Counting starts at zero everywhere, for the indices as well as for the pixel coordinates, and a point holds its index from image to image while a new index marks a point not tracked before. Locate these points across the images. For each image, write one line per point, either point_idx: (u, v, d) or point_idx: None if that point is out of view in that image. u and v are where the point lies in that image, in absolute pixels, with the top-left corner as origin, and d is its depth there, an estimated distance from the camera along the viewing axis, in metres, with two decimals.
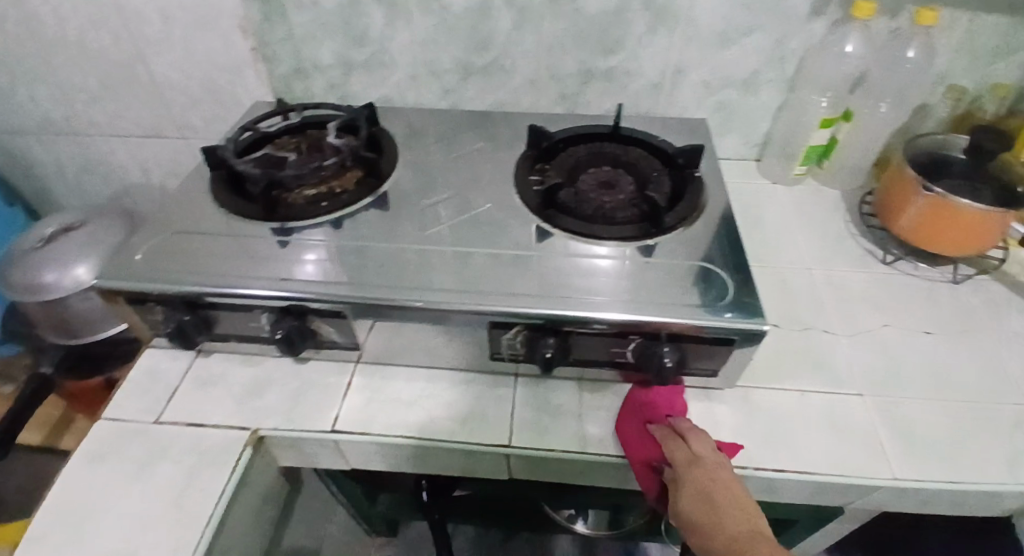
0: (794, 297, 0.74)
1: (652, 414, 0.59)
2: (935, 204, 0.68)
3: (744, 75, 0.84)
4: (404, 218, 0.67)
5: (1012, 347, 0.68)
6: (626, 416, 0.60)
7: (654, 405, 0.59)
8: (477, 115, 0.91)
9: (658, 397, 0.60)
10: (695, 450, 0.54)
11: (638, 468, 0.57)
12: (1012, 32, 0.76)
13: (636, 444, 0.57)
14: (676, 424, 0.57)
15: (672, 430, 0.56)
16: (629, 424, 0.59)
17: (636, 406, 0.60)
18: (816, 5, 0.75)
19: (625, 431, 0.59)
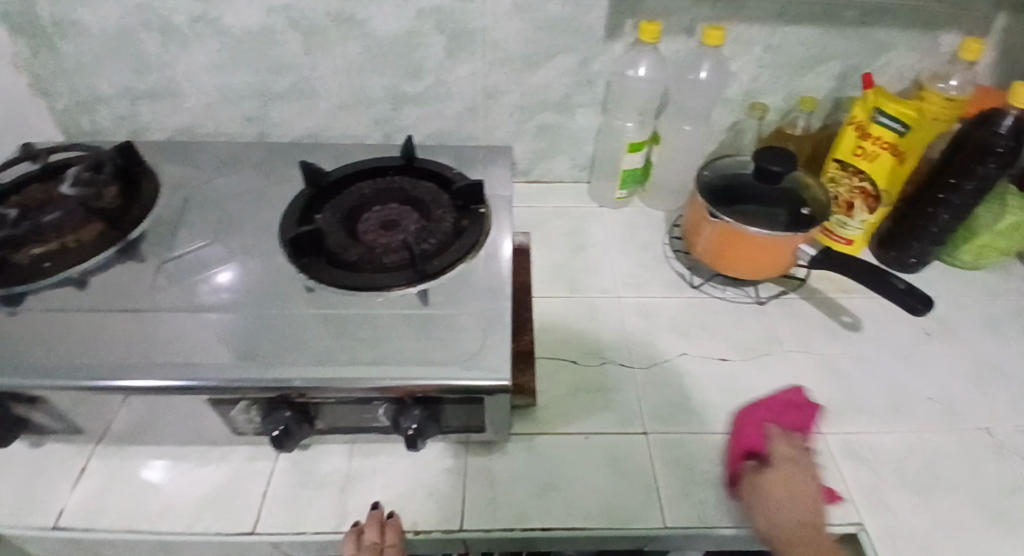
0: (602, 328, 0.72)
1: (774, 415, 0.60)
2: (725, 230, 0.68)
3: (556, 97, 0.83)
4: (155, 274, 0.61)
5: (809, 368, 0.68)
6: (746, 410, 0.60)
7: (783, 412, 0.60)
8: (286, 144, 0.85)
9: (804, 411, 0.60)
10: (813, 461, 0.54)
11: (738, 449, 0.57)
12: (810, 45, 0.76)
13: (742, 428, 0.58)
14: (792, 437, 0.57)
15: (799, 439, 0.57)
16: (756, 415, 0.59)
17: (769, 409, 0.60)
18: (609, 29, 0.75)
19: (748, 417, 0.59)
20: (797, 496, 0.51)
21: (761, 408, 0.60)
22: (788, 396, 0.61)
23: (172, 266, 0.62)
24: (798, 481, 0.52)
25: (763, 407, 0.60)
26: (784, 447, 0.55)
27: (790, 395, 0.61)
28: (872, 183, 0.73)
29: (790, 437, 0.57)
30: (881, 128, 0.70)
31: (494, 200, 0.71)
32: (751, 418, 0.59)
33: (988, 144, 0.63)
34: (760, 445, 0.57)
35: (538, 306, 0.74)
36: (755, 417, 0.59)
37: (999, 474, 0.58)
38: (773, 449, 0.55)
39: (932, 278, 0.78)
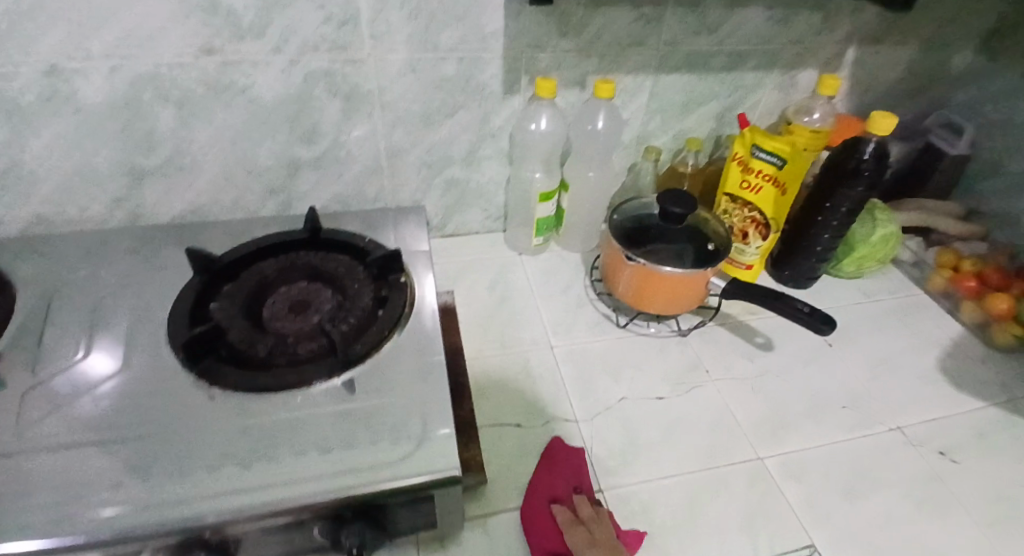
0: (540, 382, 0.70)
1: (555, 488, 0.57)
2: (643, 272, 0.71)
3: (462, 152, 0.83)
4: (19, 404, 0.49)
5: (738, 393, 0.71)
6: (529, 495, 0.56)
7: (556, 481, 0.57)
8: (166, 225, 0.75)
9: (560, 466, 0.59)
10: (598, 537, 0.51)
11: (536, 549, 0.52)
12: (687, 91, 0.83)
13: (534, 521, 0.54)
14: (579, 506, 0.55)
15: (585, 505, 0.55)
16: (536, 502, 0.56)
17: (545, 485, 0.57)
18: (506, 85, 0.76)
19: (532, 507, 0.55)
20: None
21: (538, 491, 0.56)
22: (574, 460, 0.60)
23: (34, 393, 0.50)
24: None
25: (539, 491, 0.56)
26: (578, 527, 0.52)
27: (570, 457, 0.60)
28: (761, 212, 0.80)
29: (581, 505, 0.55)
30: (762, 162, 0.77)
31: (412, 262, 0.68)
32: (535, 513, 0.54)
33: (856, 170, 0.72)
34: (558, 539, 0.52)
35: (473, 369, 0.71)
36: (544, 500, 0.56)
37: (909, 467, 0.64)
38: (569, 540, 0.51)
39: (821, 288, 0.87)
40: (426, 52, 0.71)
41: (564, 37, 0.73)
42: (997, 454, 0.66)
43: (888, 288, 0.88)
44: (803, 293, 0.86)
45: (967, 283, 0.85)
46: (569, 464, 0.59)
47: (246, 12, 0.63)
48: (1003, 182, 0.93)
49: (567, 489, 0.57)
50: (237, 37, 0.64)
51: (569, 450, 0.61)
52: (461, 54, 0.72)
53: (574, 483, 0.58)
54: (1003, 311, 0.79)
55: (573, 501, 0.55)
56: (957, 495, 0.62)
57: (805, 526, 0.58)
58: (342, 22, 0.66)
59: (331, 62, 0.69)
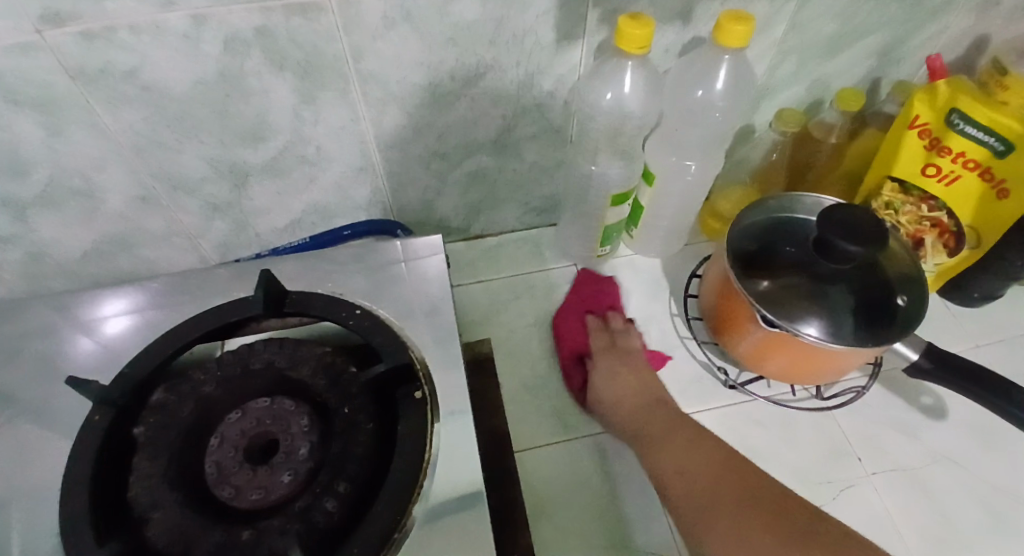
0: (622, 492, 0.49)
1: (592, 305, 0.60)
2: (780, 338, 0.47)
3: (491, 134, 0.55)
4: None
5: (901, 495, 0.50)
6: (562, 306, 0.60)
7: (595, 297, 0.60)
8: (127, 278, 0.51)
9: (598, 284, 0.61)
10: (623, 345, 0.56)
11: (565, 356, 0.56)
12: (858, 12, 0.51)
13: (569, 331, 0.58)
14: (609, 321, 0.58)
15: (615, 321, 0.58)
16: (571, 316, 0.59)
17: (581, 300, 0.60)
18: (562, 32, 0.46)
19: (567, 319, 0.59)
20: (621, 382, 0.52)
21: (573, 307, 0.60)
22: (607, 282, 0.62)
23: None
24: (624, 359, 0.54)
25: (574, 303, 0.60)
26: (603, 338, 0.57)
27: (603, 280, 0.62)
28: (950, 213, 0.54)
29: (609, 321, 0.58)
30: (967, 141, 0.50)
31: (424, 291, 0.47)
32: (567, 324, 0.58)
33: None
34: (583, 343, 0.57)
35: (523, 470, 0.51)
36: (578, 314, 0.59)
37: None
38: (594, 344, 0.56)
39: (999, 310, 0.62)
40: None
41: None
42: None
43: None
44: (978, 317, 0.61)
45: None
46: (610, 282, 0.62)
47: None
48: None
49: (603, 305, 0.60)
50: None
51: (601, 277, 0.62)
52: None
53: (608, 304, 0.60)
54: None
55: (607, 315, 0.59)
56: None
57: None
58: None
59: (265, 15, 0.40)
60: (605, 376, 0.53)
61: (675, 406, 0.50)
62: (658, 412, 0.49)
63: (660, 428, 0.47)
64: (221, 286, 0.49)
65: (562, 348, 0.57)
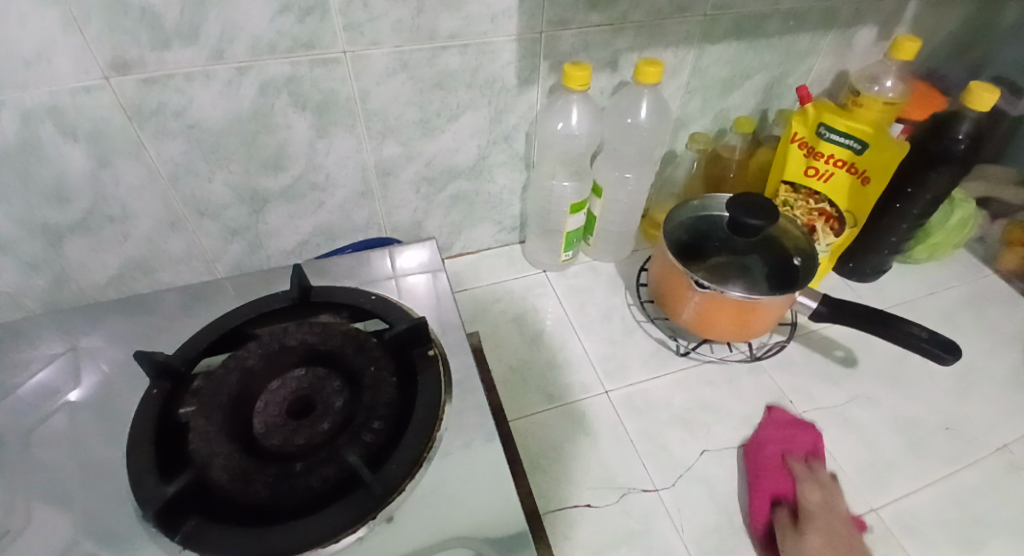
0: (603, 444, 0.58)
1: (790, 448, 0.56)
2: (715, 299, 0.59)
3: (470, 161, 0.66)
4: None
5: (831, 431, 0.60)
6: (758, 446, 0.57)
7: (792, 443, 0.57)
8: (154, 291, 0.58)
9: (794, 427, 0.58)
10: (833, 502, 0.51)
11: (760, 494, 0.52)
12: (738, 60, 0.68)
13: (768, 468, 0.54)
14: (814, 470, 0.55)
15: (822, 473, 0.54)
16: (770, 450, 0.56)
17: (777, 440, 0.57)
18: (522, 77, 0.60)
19: (767, 453, 0.55)
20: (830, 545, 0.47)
21: (771, 442, 0.56)
22: (812, 435, 0.58)
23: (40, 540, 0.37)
24: (834, 517, 0.50)
25: (778, 444, 0.56)
26: (817, 489, 0.52)
27: (806, 429, 0.58)
28: (831, 203, 0.69)
29: (814, 471, 0.54)
30: (834, 145, 0.66)
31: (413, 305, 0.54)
32: (765, 458, 0.55)
33: (946, 151, 0.62)
34: (789, 491, 0.52)
35: (517, 435, 0.58)
36: (778, 453, 0.55)
37: None
38: (804, 495, 0.51)
39: (886, 283, 0.76)
40: (420, 43, 0.54)
41: (594, 9, 0.57)
42: None
43: (952, 273, 0.79)
44: (871, 290, 0.75)
45: None
46: (807, 426, 0.59)
47: (166, 10, 0.44)
48: None
49: (800, 453, 0.56)
50: (161, 45, 0.46)
51: (796, 420, 0.60)
52: (465, 41, 0.55)
53: (806, 452, 0.57)
54: None
55: (810, 465, 0.55)
56: None
57: None
58: (305, 11, 0.48)
59: (294, 66, 0.51)
60: (813, 534, 0.48)
61: None
62: None
63: None
64: (244, 290, 0.57)
65: (762, 494, 0.52)
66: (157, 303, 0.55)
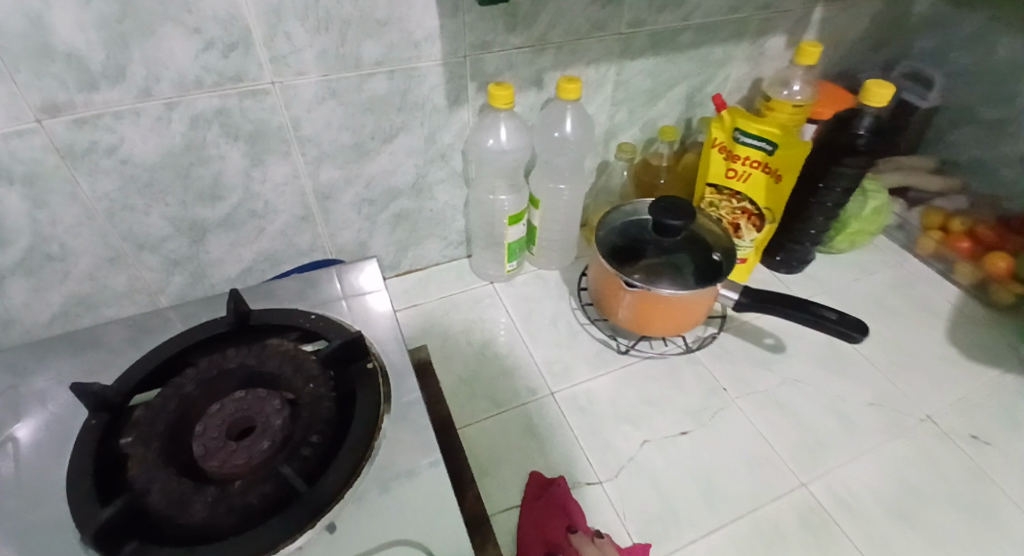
0: (549, 445, 0.60)
1: (546, 536, 0.51)
2: (645, 297, 0.62)
3: (408, 181, 0.69)
4: None
5: (764, 413, 0.64)
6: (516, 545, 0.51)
7: (536, 531, 0.52)
8: (95, 326, 0.58)
9: (541, 506, 0.53)
10: None
11: None
12: (657, 73, 0.73)
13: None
14: (578, 553, 0.50)
15: (591, 549, 0.50)
16: (545, 537, 0.51)
17: (556, 517, 0.52)
18: (450, 98, 0.63)
19: (555, 529, 0.52)
20: None
21: (534, 529, 0.52)
22: (546, 516, 0.52)
23: None
24: None
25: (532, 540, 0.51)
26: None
27: (537, 505, 0.53)
28: (751, 201, 0.73)
29: (581, 552, 0.50)
30: (749, 148, 0.70)
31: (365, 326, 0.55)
32: (530, 554, 0.50)
33: (851, 145, 0.66)
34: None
35: (466, 444, 0.60)
36: (538, 548, 0.50)
37: (956, 466, 0.60)
38: None
39: (815, 272, 0.81)
40: (346, 71, 0.56)
41: (513, 31, 0.60)
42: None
43: (880, 258, 0.83)
44: (800, 280, 0.80)
45: (959, 245, 0.82)
46: (549, 503, 0.53)
47: (93, 53, 0.46)
48: (977, 129, 0.84)
49: (554, 534, 0.51)
50: (89, 87, 0.47)
51: (545, 488, 0.55)
52: (391, 67, 0.58)
53: (565, 529, 0.52)
54: (1003, 271, 0.76)
55: (572, 547, 0.50)
56: (1009, 491, 0.58)
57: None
58: (230, 46, 0.50)
59: (223, 99, 0.53)
60: None
61: None
62: None
63: None
64: (185, 319, 0.57)
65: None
66: (99, 336, 0.55)
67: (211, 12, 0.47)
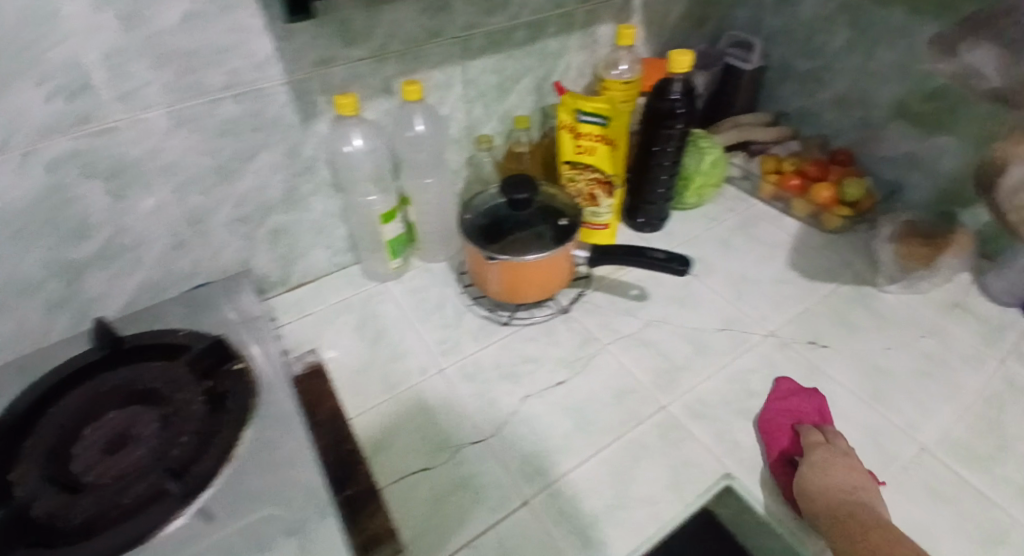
0: (438, 415, 0.65)
1: (801, 417, 0.61)
2: (507, 266, 0.69)
3: (279, 195, 0.73)
4: None
5: (630, 353, 0.71)
6: (769, 414, 0.62)
7: (799, 410, 0.62)
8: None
9: (796, 397, 0.63)
10: (841, 452, 0.56)
11: (773, 453, 0.58)
12: (502, 69, 0.80)
13: (778, 430, 0.60)
14: (822, 428, 0.59)
15: (832, 434, 0.59)
16: (781, 418, 0.62)
17: (791, 409, 0.62)
18: (302, 113, 0.68)
19: (798, 407, 0.62)
20: (839, 479, 0.52)
21: (779, 411, 0.62)
22: (811, 396, 0.63)
23: None
24: (845, 466, 0.54)
25: (785, 413, 0.62)
26: (817, 437, 0.57)
27: (805, 392, 0.63)
28: (601, 171, 0.82)
29: (823, 433, 0.58)
30: (588, 124, 0.78)
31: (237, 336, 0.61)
32: (777, 423, 0.61)
33: (670, 110, 0.75)
34: (795, 443, 0.59)
35: (359, 428, 0.64)
36: (788, 421, 0.61)
37: (795, 368, 0.68)
38: (807, 441, 0.57)
39: (672, 227, 0.91)
40: (192, 98, 0.60)
41: (353, 45, 0.66)
42: (857, 331, 0.72)
43: (725, 207, 0.94)
44: (659, 236, 0.90)
45: (791, 182, 0.89)
46: (816, 396, 0.63)
47: None
48: (796, 83, 0.96)
49: (809, 416, 0.61)
50: None
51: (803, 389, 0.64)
52: (237, 91, 0.63)
53: (816, 418, 0.61)
54: (828, 198, 0.84)
55: (822, 426, 0.60)
56: (839, 381, 0.66)
57: (720, 459, 0.60)
58: (70, 92, 0.53)
59: (74, 142, 0.56)
60: (817, 467, 0.54)
61: (888, 523, 0.48)
62: (865, 518, 0.48)
63: (872, 525, 0.47)
64: (64, 353, 0.59)
65: (773, 449, 0.59)
66: None
67: (46, 63, 0.51)
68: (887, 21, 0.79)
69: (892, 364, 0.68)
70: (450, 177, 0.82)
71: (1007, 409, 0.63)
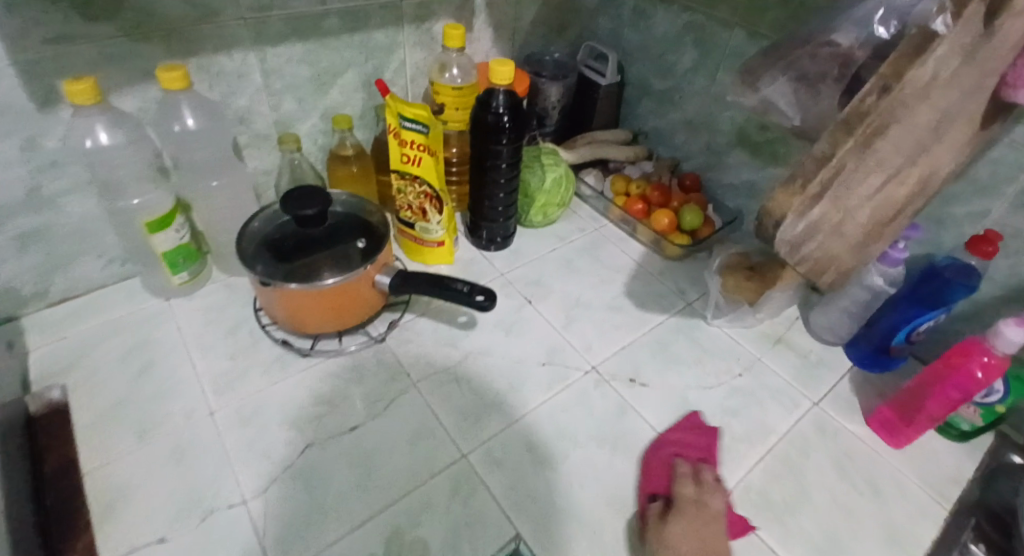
0: (197, 468, 0.55)
1: (683, 451, 0.58)
2: (285, 294, 0.60)
3: (15, 196, 0.60)
4: None
5: (439, 389, 0.65)
6: (658, 449, 0.59)
7: (688, 445, 0.59)
8: None
9: (687, 436, 0.60)
10: (711, 501, 0.52)
11: (643, 490, 0.55)
12: (314, 60, 0.71)
13: (653, 467, 0.57)
14: (701, 467, 0.56)
15: (706, 472, 0.55)
16: (664, 452, 0.58)
17: (676, 446, 0.59)
18: (37, 98, 0.55)
19: (678, 442, 0.59)
20: (692, 531, 0.49)
21: (665, 447, 0.59)
22: (710, 437, 0.60)
23: None
24: (704, 518, 0.50)
25: (671, 448, 0.58)
26: (690, 482, 0.54)
27: (705, 432, 0.60)
28: (429, 184, 0.74)
29: (698, 471, 0.55)
30: (410, 132, 0.70)
31: None
32: (657, 459, 0.58)
33: (496, 124, 0.69)
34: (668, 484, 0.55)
35: (94, 484, 0.54)
36: (669, 456, 0.58)
37: (608, 406, 0.64)
38: (678, 487, 0.53)
39: (518, 245, 0.86)
40: None
41: (95, 21, 0.54)
42: (678, 365, 0.69)
43: (575, 227, 0.90)
44: (503, 255, 0.84)
45: (636, 206, 0.88)
46: (706, 433, 0.60)
47: None
48: (650, 101, 0.94)
49: (694, 455, 0.58)
50: None
51: (700, 425, 0.61)
52: None
53: (699, 454, 0.58)
54: (666, 226, 0.83)
55: (700, 466, 0.56)
56: (649, 420, 0.63)
57: (510, 514, 0.53)
58: None
59: None
60: (674, 517, 0.50)
61: None
62: None
63: None
64: None
65: (645, 486, 0.55)
66: None
67: None
68: (726, 43, 0.77)
69: (703, 401, 0.65)
70: (244, 182, 0.72)
71: (812, 455, 0.62)
